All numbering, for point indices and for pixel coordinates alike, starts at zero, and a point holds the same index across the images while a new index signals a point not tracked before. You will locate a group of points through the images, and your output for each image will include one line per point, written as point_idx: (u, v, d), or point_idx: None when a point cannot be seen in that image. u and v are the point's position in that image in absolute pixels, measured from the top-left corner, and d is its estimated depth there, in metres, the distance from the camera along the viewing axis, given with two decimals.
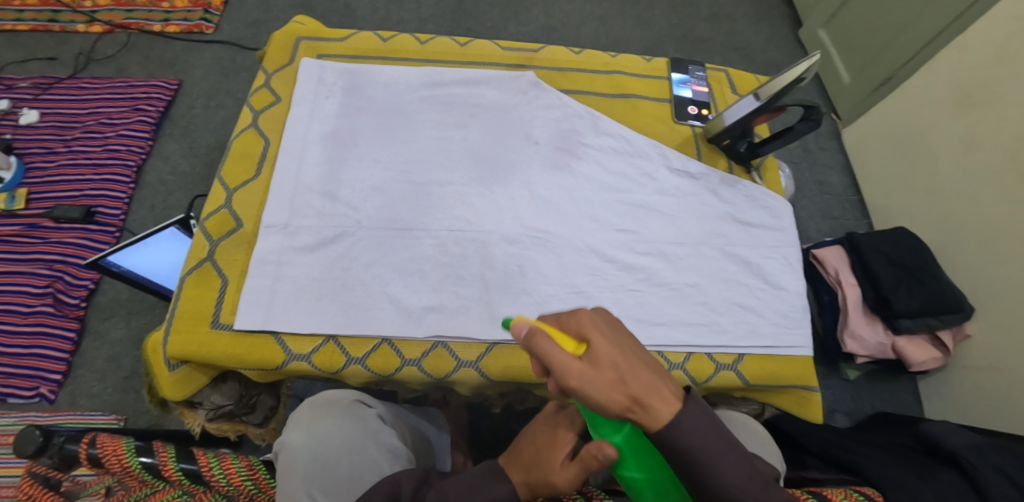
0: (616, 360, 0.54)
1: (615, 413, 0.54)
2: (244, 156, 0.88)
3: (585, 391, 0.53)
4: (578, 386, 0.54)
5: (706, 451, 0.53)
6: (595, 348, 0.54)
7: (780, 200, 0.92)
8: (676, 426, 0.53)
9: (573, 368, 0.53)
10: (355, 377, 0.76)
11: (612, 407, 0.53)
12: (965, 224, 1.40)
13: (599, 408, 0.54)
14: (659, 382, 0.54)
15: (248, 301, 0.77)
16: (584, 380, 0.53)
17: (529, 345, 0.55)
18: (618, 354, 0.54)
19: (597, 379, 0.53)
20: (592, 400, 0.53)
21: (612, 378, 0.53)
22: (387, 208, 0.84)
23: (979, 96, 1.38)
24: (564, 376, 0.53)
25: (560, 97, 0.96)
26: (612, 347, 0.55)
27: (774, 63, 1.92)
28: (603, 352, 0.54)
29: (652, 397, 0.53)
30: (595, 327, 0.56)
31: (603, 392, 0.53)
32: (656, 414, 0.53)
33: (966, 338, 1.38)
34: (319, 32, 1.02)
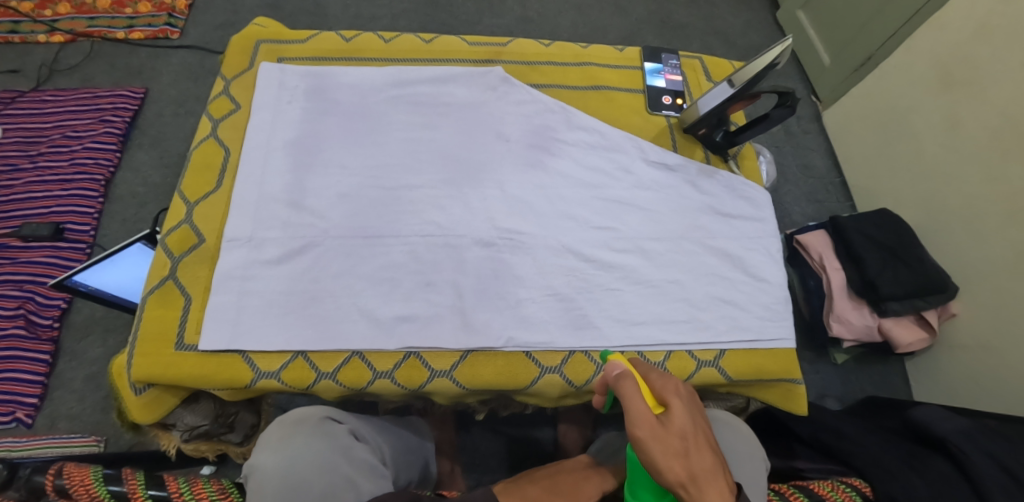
0: (689, 434, 0.58)
1: (668, 482, 0.57)
2: (205, 168, 0.86)
3: (649, 450, 0.57)
4: (648, 443, 0.57)
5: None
6: (674, 415, 0.59)
7: (758, 190, 0.90)
8: None
9: (651, 424, 0.57)
10: (327, 392, 0.74)
11: (669, 474, 0.57)
12: (949, 203, 1.40)
13: (655, 471, 0.57)
14: (717, 475, 0.58)
15: (213, 319, 0.75)
16: (655, 439, 0.57)
17: (619, 387, 0.60)
18: (690, 431, 0.59)
19: (665, 445, 0.57)
20: (654, 461, 0.57)
21: (678, 448, 0.58)
22: (354, 215, 0.81)
23: (959, 73, 1.36)
24: (640, 428, 0.57)
25: (529, 91, 0.93)
26: (686, 421, 0.59)
27: (753, 47, 1.90)
28: (679, 422, 0.59)
29: (709, 487, 0.56)
30: (680, 399, 0.60)
31: (667, 458, 0.57)
32: (706, 500, 0.56)
33: (952, 317, 1.37)
34: (280, 34, 0.99)
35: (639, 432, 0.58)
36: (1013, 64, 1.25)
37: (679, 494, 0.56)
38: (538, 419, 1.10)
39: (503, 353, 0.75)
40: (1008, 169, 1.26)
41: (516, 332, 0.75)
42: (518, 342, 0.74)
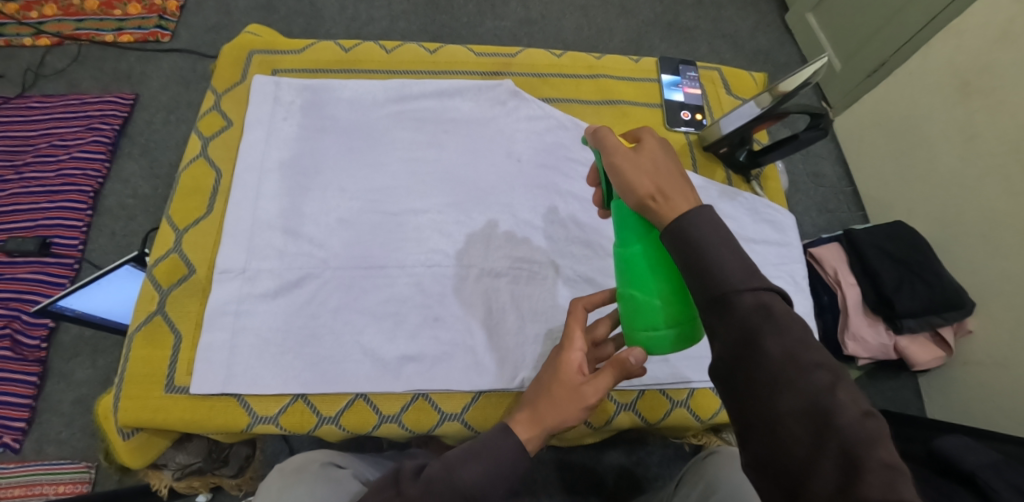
0: (663, 156, 0.53)
1: (636, 199, 0.52)
2: (192, 193, 0.81)
3: (619, 172, 0.54)
4: (618, 165, 0.54)
5: (707, 236, 0.47)
6: (647, 143, 0.55)
7: (783, 213, 0.86)
8: (687, 217, 0.49)
9: (621, 148, 0.55)
10: (329, 436, 0.69)
11: (635, 187, 0.52)
12: (968, 217, 1.35)
13: (625, 190, 0.53)
14: (688, 189, 0.51)
15: (205, 360, 0.70)
16: (625, 160, 0.54)
17: (593, 132, 0.58)
18: (666, 157, 0.54)
19: (636, 164, 0.54)
20: (623, 180, 0.53)
21: (649, 168, 0.53)
22: (354, 244, 0.76)
23: (980, 82, 1.32)
24: (610, 152, 0.55)
25: (540, 106, 0.88)
26: (662, 152, 0.54)
27: (762, 50, 1.85)
28: (652, 150, 0.54)
29: (675, 194, 0.51)
30: (659, 138, 0.56)
31: (635, 174, 0.53)
32: (670, 205, 0.50)
33: (967, 333, 1.34)
34: (275, 44, 0.94)
35: (612, 160, 0.55)
36: None
37: (646, 204, 0.51)
38: None
39: (516, 394, 0.70)
40: None
41: (530, 371, 0.70)
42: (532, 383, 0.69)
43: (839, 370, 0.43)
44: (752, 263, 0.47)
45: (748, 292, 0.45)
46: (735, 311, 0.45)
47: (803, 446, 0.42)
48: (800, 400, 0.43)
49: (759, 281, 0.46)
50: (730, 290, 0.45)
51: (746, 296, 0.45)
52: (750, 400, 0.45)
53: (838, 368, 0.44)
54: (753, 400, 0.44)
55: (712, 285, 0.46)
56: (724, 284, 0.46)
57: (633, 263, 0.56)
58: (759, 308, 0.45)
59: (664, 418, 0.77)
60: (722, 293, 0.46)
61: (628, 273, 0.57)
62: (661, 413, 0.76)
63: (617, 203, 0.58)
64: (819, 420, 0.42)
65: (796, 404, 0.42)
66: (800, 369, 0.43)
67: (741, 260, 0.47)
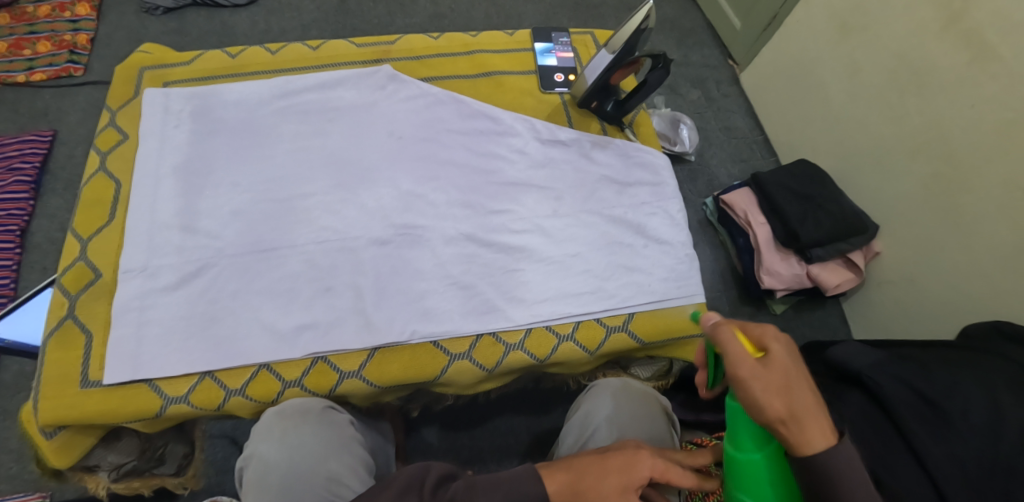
0: (793, 374, 0.55)
1: (767, 421, 0.55)
2: (94, 204, 0.85)
3: (747, 388, 0.55)
4: (748, 381, 0.55)
5: (844, 481, 0.53)
6: (777, 359, 0.56)
7: (652, 155, 0.95)
8: (820, 453, 0.54)
9: (751, 365, 0.56)
10: (238, 409, 0.73)
11: (769, 412, 0.54)
12: (860, 147, 1.44)
13: (753, 408, 0.55)
14: (821, 414, 0.55)
15: (114, 353, 0.74)
16: (758, 380, 0.55)
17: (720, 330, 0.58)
18: (797, 374, 0.56)
19: (769, 386, 0.55)
20: (754, 400, 0.55)
21: (784, 389, 0.55)
22: (247, 231, 0.81)
23: (853, 22, 1.41)
24: (737, 366, 0.56)
25: (418, 86, 0.94)
26: (792, 365, 0.57)
27: (668, 18, 1.92)
28: (784, 363, 0.56)
29: (812, 426, 0.54)
30: (784, 344, 0.58)
31: (769, 397, 0.54)
32: (807, 438, 0.54)
33: (876, 255, 1.43)
34: (164, 58, 0.98)
35: (738, 373, 0.56)
36: (901, 7, 1.30)
37: (778, 430, 0.54)
38: (472, 409, 1.08)
39: (410, 346, 0.75)
40: (907, 107, 1.32)
41: (420, 325, 0.76)
42: (422, 332, 0.75)
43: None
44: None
45: None
46: None
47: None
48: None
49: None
50: None
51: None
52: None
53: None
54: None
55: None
56: None
57: (752, 469, 0.59)
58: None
59: (552, 353, 0.79)
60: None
61: (740, 479, 0.59)
62: (549, 349, 0.78)
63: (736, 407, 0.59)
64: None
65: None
66: None
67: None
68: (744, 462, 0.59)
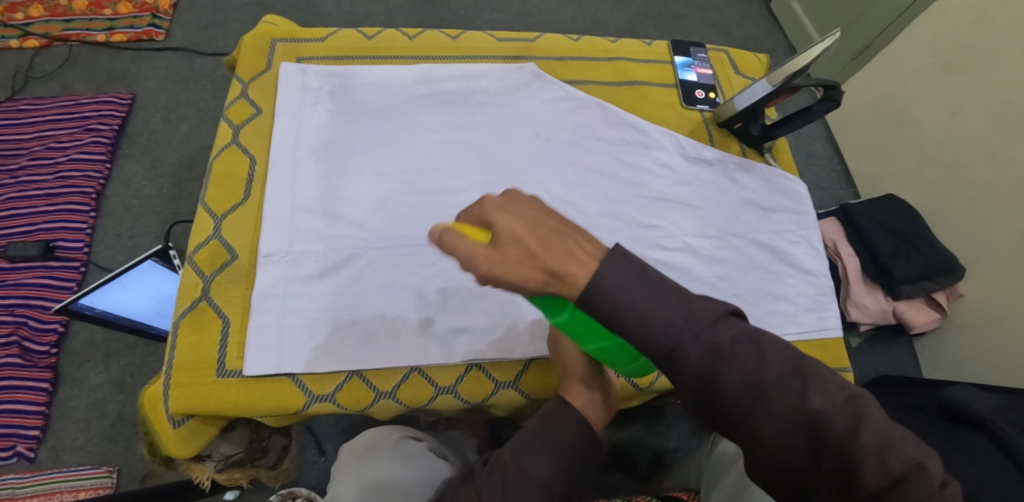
0: (526, 237, 0.47)
1: (534, 290, 0.47)
2: (228, 180, 0.80)
3: (494, 278, 0.48)
4: (488, 274, 0.47)
5: (632, 297, 0.46)
6: (502, 232, 0.47)
7: (795, 182, 0.92)
8: (596, 286, 0.46)
9: (481, 254, 0.47)
10: (385, 411, 0.71)
11: (527, 284, 0.47)
12: (953, 188, 1.37)
13: (514, 290, 0.48)
14: (572, 246, 0.47)
15: (256, 342, 0.70)
16: (498, 263, 0.47)
17: (437, 240, 0.49)
18: (529, 234, 0.47)
19: (508, 261, 0.47)
20: (507, 285, 0.47)
21: (521, 256, 0.47)
22: (395, 223, 0.78)
23: (959, 60, 1.33)
24: (470, 262, 0.47)
25: (563, 87, 0.91)
26: (522, 221, 0.48)
27: (751, 37, 1.82)
28: (510, 233, 0.47)
29: (568, 262, 0.46)
30: (502, 209, 0.48)
31: (516, 273, 0.47)
32: (576, 282, 0.46)
33: (960, 297, 1.35)
34: (296, 32, 0.93)
35: (479, 267, 0.48)
36: (1014, 50, 1.22)
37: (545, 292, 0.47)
38: None
39: None
40: (1012, 152, 1.24)
41: None
42: None
43: (799, 373, 0.46)
44: (665, 302, 0.46)
45: (693, 344, 0.46)
46: (683, 363, 0.47)
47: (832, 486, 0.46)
48: (786, 435, 0.46)
49: (700, 324, 0.47)
50: (677, 348, 0.46)
51: (694, 353, 0.47)
52: (738, 437, 0.48)
53: (794, 365, 0.47)
54: (762, 450, 0.47)
55: (652, 344, 0.47)
56: (671, 335, 0.46)
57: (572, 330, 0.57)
58: (710, 356, 0.47)
59: None
60: (667, 353, 0.47)
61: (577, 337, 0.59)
62: None
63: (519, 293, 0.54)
64: (804, 427, 0.45)
65: (802, 448, 0.46)
66: (767, 392, 0.46)
67: (669, 310, 0.46)
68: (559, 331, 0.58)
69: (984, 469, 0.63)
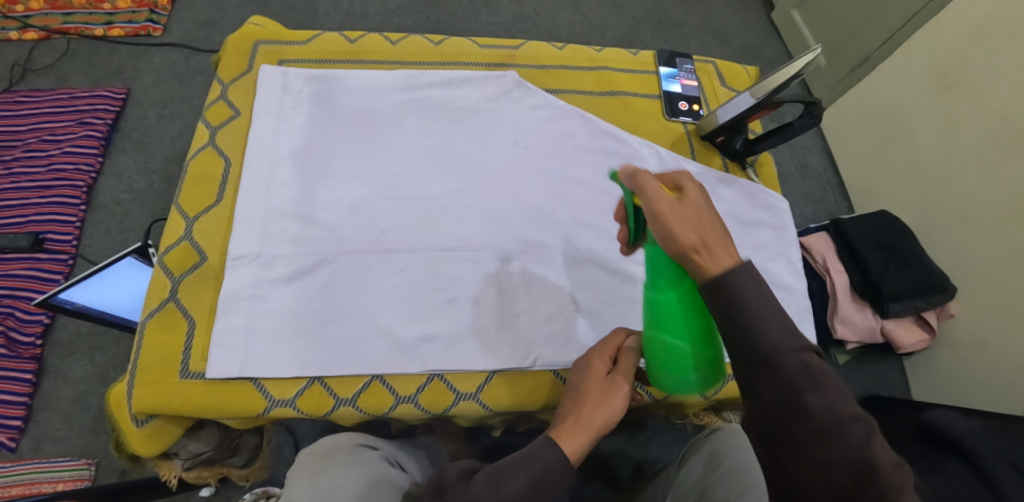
0: (707, 208, 0.53)
1: (679, 250, 0.52)
2: (204, 180, 0.80)
3: (660, 219, 0.53)
4: (662, 214, 0.53)
5: (750, 292, 0.49)
6: (691, 196, 0.54)
7: (776, 197, 0.91)
8: (731, 274, 0.50)
9: (665, 196, 0.54)
10: (347, 418, 0.71)
11: (681, 240, 0.52)
12: (946, 204, 1.35)
13: (666, 239, 0.53)
14: (730, 242, 0.52)
15: (220, 345, 0.70)
16: (674, 211, 0.53)
17: (632, 174, 0.56)
18: (709, 210, 0.54)
19: (681, 215, 0.53)
20: (666, 231, 0.53)
21: (693, 219, 0.53)
22: (367, 229, 0.78)
23: (957, 75, 1.31)
24: (652, 199, 0.54)
25: (544, 96, 0.91)
26: (707, 201, 0.54)
27: (750, 47, 1.81)
28: (696, 201, 0.54)
29: (721, 248, 0.51)
30: (696, 183, 0.55)
31: (680, 227, 0.52)
32: (717, 261, 0.51)
33: (950, 317, 1.32)
34: (279, 34, 0.93)
35: (654, 207, 0.54)
36: (1012, 67, 1.20)
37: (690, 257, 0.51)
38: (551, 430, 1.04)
39: (529, 372, 0.73)
40: (1006, 169, 1.22)
41: (542, 351, 0.73)
42: (544, 361, 0.73)
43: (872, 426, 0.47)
44: (773, 319, 0.49)
45: (790, 354, 0.48)
46: (777, 368, 0.48)
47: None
48: (840, 469, 0.46)
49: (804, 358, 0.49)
50: (775, 353, 0.48)
51: (794, 375, 0.48)
52: (789, 459, 0.48)
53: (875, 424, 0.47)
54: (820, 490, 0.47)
55: (750, 341, 0.49)
56: (774, 342, 0.48)
57: (668, 308, 0.60)
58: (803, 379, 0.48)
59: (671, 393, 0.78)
60: (763, 355, 0.48)
61: (658, 319, 0.61)
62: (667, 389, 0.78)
63: (652, 248, 0.60)
64: (857, 466, 0.46)
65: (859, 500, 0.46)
66: (839, 422, 0.47)
67: (783, 321, 0.49)
68: (660, 300, 0.61)
69: (950, 498, 0.62)
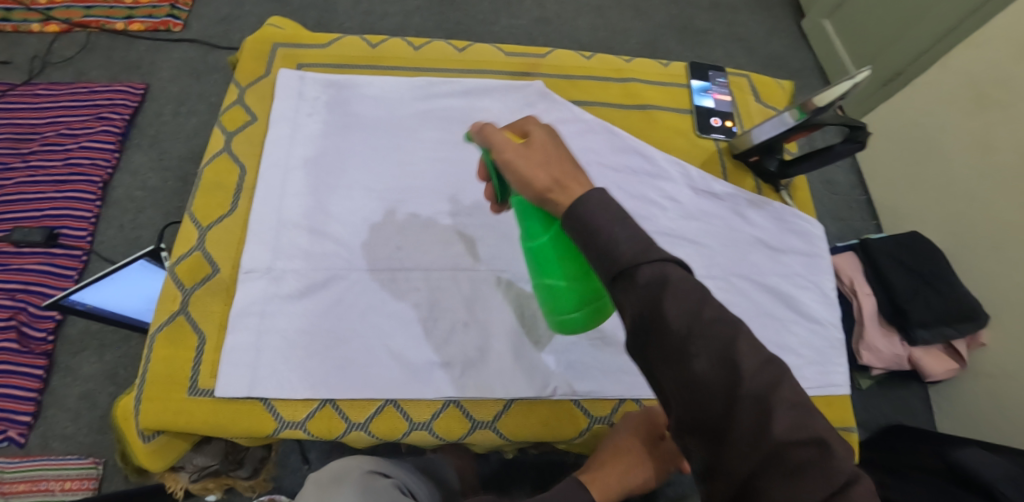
0: (553, 148, 0.53)
1: (536, 193, 0.52)
2: (218, 188, 0.78)
3: (512, 167, 0.54)
4: (512, 163, 0.54)
5: (601, 215, 0.48)
6: (535, 136, 0.55)
7: (810, 223, 0.87)
8: (582, 200, 0.49)
9: (510, 144, 0.54)
10: (357, 442, 0.69)
11: (535, 183, 0.52)
12: (980, 228, 1.29)
13: (521, 185, 0.53)
14: (580, 173, 0.52)
15: (229, 362, 0.68)
16: (520, 156, 0.54)
17: (479, 130, 0.58)
18: (557, 148, 0.54)
19: (528, 158, 0.53)
20: (519, 178, 0.53)
21: (542, 159, 0.53)
22: (383, 243, 0.75)
23: (996, 94, 1.26)
24: (498, 149, 0.55)
25: (569, 109, 0.88)
26: (555, 140, 0.55)
27: (778, 56, 1.76)
28: (542, 140, 0.54)
29: (570, 180, 0.52)
30: (538, 125, 0.56)
31: (531, 169, 0.53)
32: (570, 194, 0.51)
33: (980, 347, 1.27)
34: (298, 37, 0.90)
35: (504, 156, 0.55)
36: None
37: (545, 197, 0.51)
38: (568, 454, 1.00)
39: (547, 401, 0.71)
40: None
41: (560, 379, 0.71)
42: (563, 391, 0.70)
43: (779, 366, 0.43)
44: (645, 235, 0.46)
45: (648, 265, 0.45)
46: (638, 281, 0.45)
47: (777, 493, 0.40)
48: (718, 374, 0.43)
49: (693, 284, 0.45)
50: (628, 266, 0.45)
51: (670, 299, 0.44)
52: (666, 374, 0.45)
53: (772, 359, 0.43)
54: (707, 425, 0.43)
55: (611, 259, 0.46)
56: (628, 256, 0.45)
57: (545, 255, 0.62)
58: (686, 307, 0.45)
59: None
60: (623, 270, 0.45)
61: (543, 265, 0.63)
62: None
63: (516, 200, 0.60)
64: (730, 366, 0.43)
65: (750, 437, 0.41)
66: (701, 325, 0.44)
67: (636, 234, 0.47)
68: (538, 247, 0.62)
69: None
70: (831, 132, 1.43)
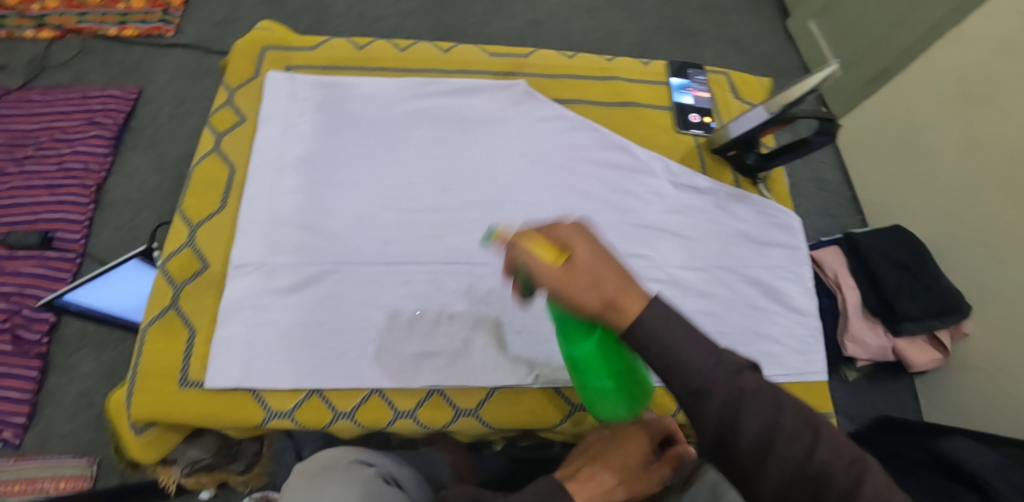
0: (601, 263, 0.48)
1: (590, 315, 0.49)
2: (209, 186, 0.80)
3: (562, 296, 0.49)
4: (558, 289, 0.49)
5: (660, 333, 0.47)
6: (579, 254, 0.48)
7: (790, 215, 0.89)
8: (642, 322, 0.47)
9: (553, 269, 0.48)
10: (346, 431, 0.70)
11: (588, 308, 0.48)
12: (965, 222, 1.31)
13: (573, 309, 0.49)
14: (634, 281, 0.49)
15: (220, 354, 0.70)
16: (571, 282, 0.48)
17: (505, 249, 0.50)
18: (603, 259, 0.49)
19: (575, 282, 0.48)
20: (569, 303, 0.49)
21: (587, 283, 0.48)
22: (372, 238, 0.77)
23: (980, 91, 1.28)
24: (544, 275, 0.48)
25: (553, 106, 0.90)
26: (598, 254, 0.49)
27: (765, 56, 1.78)
28: (585, 258, 0.48)
29: (626, 295, 0.48)
30: (576, 234, 0.49)
31: (579, 295, 0.48)
32: (630, 316, 0.48)
33: (964, 337, 1.29)
34: (289, 39, 0.92)
35: (547, 282, 0.49)
36: None
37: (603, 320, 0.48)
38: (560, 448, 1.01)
39: (530, 390, 0.72)
40: None
41: (544, 369, 0.72)
42: (547, 379, 0.72)
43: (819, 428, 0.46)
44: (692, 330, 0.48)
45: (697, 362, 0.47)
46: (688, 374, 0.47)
47: None
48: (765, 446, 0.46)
49: (728, 370, 0.48)
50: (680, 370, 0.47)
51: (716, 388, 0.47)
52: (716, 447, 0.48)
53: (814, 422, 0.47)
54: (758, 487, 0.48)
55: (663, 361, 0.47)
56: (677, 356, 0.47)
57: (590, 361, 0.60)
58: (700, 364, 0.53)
59: None
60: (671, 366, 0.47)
61: (583, 371, 0.62)
62: None
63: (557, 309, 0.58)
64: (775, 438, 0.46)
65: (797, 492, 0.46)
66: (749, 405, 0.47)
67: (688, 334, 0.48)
68: (578, 356, 0.61)
69: None
70: (812, 125, 1.45)
